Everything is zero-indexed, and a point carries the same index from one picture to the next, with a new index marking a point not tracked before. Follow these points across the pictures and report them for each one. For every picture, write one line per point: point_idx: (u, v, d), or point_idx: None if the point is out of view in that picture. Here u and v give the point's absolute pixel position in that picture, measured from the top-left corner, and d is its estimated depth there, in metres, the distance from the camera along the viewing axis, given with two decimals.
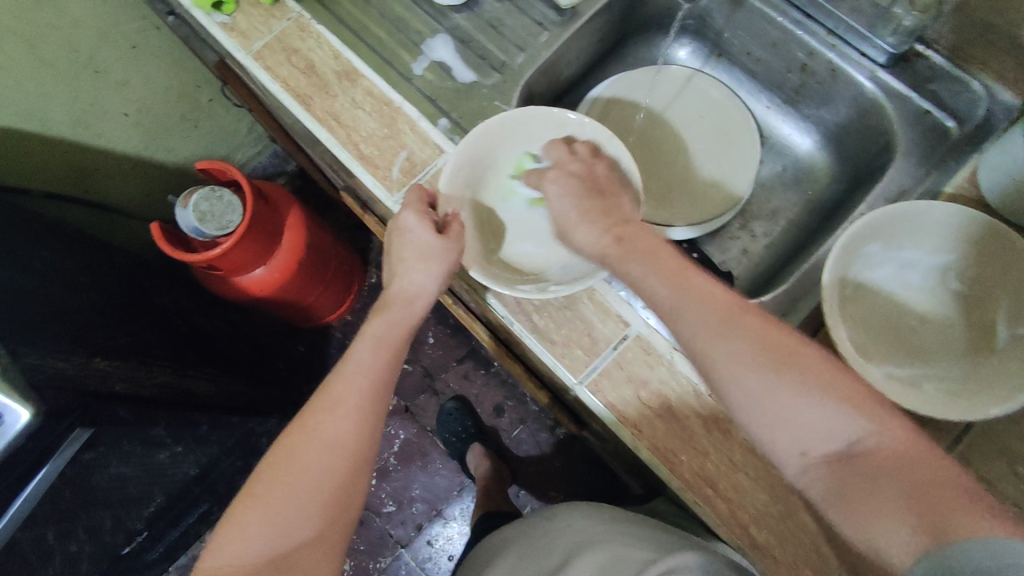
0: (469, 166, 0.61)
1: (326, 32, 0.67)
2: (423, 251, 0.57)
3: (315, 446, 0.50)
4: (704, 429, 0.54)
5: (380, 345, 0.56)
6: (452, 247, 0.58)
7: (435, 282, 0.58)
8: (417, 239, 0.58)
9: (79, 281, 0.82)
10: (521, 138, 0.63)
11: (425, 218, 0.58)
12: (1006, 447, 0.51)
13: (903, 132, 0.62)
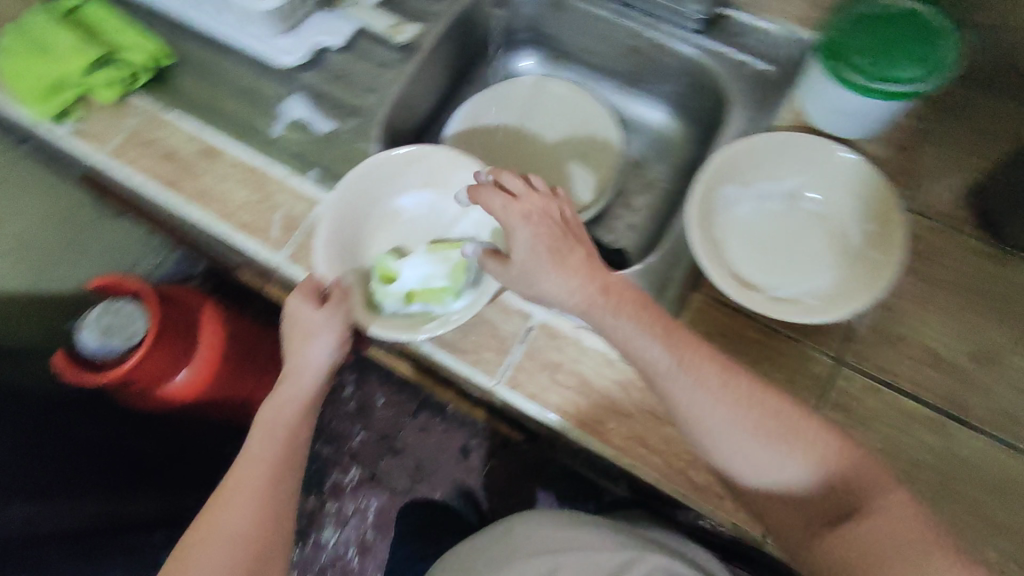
0: (340, 232, 0.60)
1: (179, 119, 0.69)
2: (308, 328, 0.56)
3: (213, 546, 0.51)
4: (623, 393, 0.55)
5: (272, 431, 0.57)
6: (336, 315, 0.56)
7: (324, 357, 0.57)
8: (302, 318, 0.56)
9: None
10: (381, 187, 0.63)
11: (307, 295, 0.56)
12: (893, 334, 0.55)
13: (730, 82, 0.67)
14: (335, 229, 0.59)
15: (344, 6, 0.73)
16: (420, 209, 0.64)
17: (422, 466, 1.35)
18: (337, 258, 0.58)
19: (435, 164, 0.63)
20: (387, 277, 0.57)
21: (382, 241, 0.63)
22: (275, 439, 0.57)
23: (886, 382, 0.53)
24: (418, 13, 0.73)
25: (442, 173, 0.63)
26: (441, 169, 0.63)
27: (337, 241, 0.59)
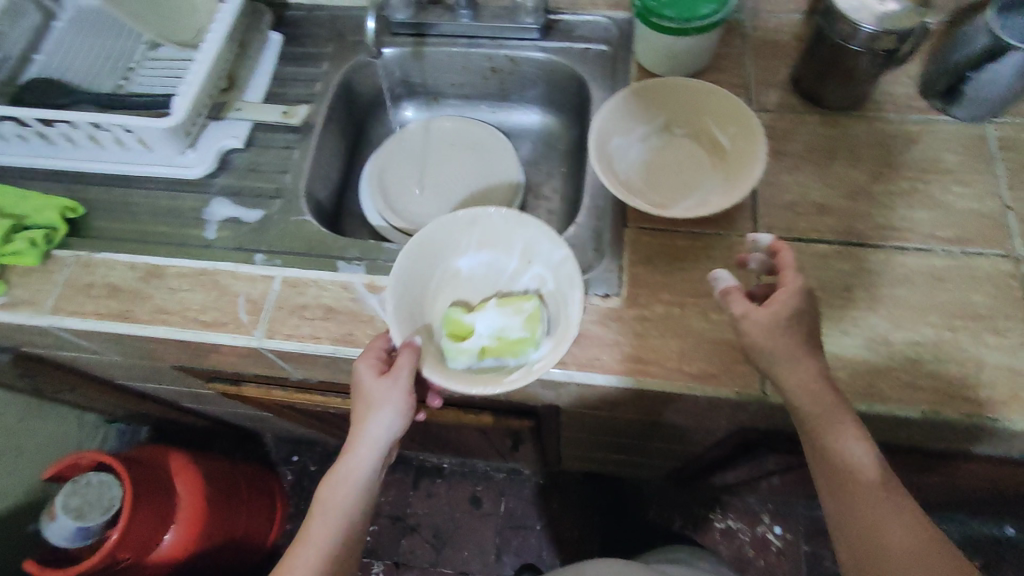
0: (403, 299, 0.60)
1: (110, 254, 0.71)
2: (365, 399, 0.58)
3: None
4: (603, 327, 0.63)
5: (332, 511, 0.57)
6: (400, 385, 0.56)
7: (382, 429, 0.57)
8: (367, 387, 0.57)
9: None
10: (437, 251, 0.63)
11: (371, 364, 0.58)
12: (784, 202, 0.67)
13: (581, 67, 0.80)
14: (399, 297, 0.60)
15: (234, 109, 0.78)
16: (479, 267, 0.66)
17: (441, 531, 1.34)
18: (405, 325, 0.60)
19: (493, 227, 0.64)
20: (460, 335, 0.60)
21: (442, 301, 0.65)
22: (336, 519, 0.57)
23: (795, 237, 0.65)
24: (301, 97, 0.81)
25: (499, 234, 0.64)
26: (500, 230, 0.64)
27: (401, 308, 0.60)
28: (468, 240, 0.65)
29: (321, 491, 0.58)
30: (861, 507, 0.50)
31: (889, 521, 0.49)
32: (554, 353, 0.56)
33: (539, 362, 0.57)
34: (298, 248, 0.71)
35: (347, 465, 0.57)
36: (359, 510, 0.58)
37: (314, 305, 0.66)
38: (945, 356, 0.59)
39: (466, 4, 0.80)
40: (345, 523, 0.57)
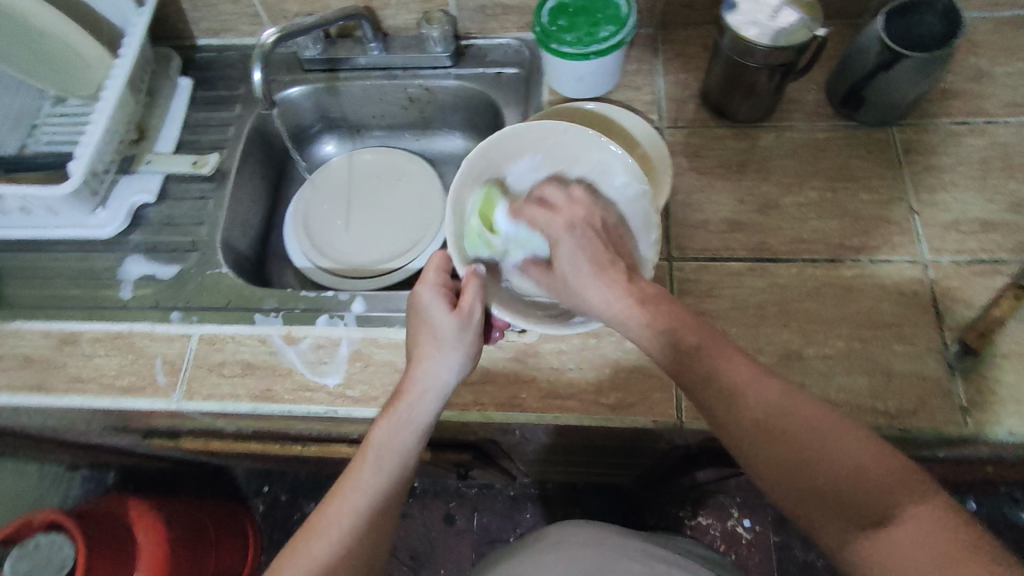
0: (466, 213, 0.63)
1: (23, 323, 0.70)
2: (437, 332, 0.56)
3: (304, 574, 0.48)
4: (520, 364, 0.62)
5: (386, 452, 0.53)
6: (467, 325, 0.57)
7: (452, 371, 0.55)
8: (435, 320, 0.57)
9: None
10: (502, 163, 0.65)
11: (439, 296, 0.58)
12: (696, 221, 0.67)
13: (496, 93, 0.79)
14: (460, 211, 0.62)
15: (143, 162, 0.77)
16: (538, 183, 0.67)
17: (416, 553, 1.34)
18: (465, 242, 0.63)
19: (568, 144, 0.64)
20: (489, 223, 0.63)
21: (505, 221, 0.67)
22: (393, 461, 0.53)
23: (707, 257, 0.65)
24: (214, 143, 0.79)
25: (572, 153, 0.65)
26: (574, 150, 0.64)
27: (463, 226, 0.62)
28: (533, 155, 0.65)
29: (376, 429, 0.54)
30: (721, 388, 0.48)
31: (749, 398, 0.47)
32: None
33: None
34: (216, 302, 0.70)
35: (409, 405, 0.55)
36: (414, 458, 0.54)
37: (232, 362, 0.66)
38: (857, 368, 0.59)
39: (374, 37, 0.79)
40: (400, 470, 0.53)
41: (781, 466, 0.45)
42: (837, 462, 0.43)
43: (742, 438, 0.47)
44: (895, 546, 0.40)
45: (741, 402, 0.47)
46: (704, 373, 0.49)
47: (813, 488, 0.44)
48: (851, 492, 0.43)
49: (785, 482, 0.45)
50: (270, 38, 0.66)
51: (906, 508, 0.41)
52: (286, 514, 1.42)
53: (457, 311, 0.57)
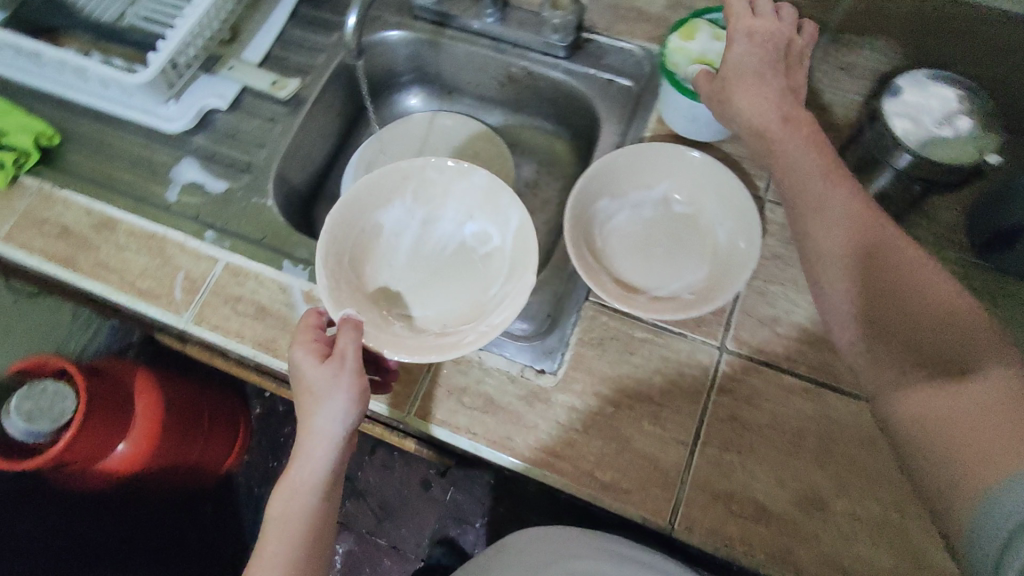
0: (342, 259, 0.62)
1: (73, 194, 0.70)
2: (314, 390, 0.52)
3: None
4: (526, 406, 0.58)
5: (288, 520, 0.51)
6: (347, 365, 0.53)
7: (338, 420, 0.52)
8: (308, 375, 0.53)
9: None
10: (373, 208, 0.65)
11: (313, 350, 0.54)
12: (765, 316, 0.60)
13: (600, 102, 0.72)
14: (339, 263, 0.61)
15: (225, 67, 0.74)
16: (407, 234, 0.68)
17: (386, 505, 1.37)
18: (347, 287, 0.61)
19: (431, 180, 0.66)
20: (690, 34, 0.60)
21: (388, 269, 0.67)
22: (297, 526, 0.51)
23: (763, 360, 0.58)
24: (300, 67, 0.76)
25: (437, 190, 0.67)
26: (436, 186, 0.67)
27: (345, 277, 0.61)
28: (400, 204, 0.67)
29: (273, 502, 0.52)
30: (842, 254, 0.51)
31: (877, 233, 0.50)
32: (514, 309, 0.56)
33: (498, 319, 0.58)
34: (252, 232, 0.68)
35: (302, 462, 0.52)
36: (319, 508, 0.52)
37: (247, 301, 0.64)
38: (882, 541, 0.52)
39: (494, 5, 0.72)
40: (306, 527, 0.51)
41: (877, 309, 0.48)
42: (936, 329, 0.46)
43: (845, 260, 0.50)
44: (955, 396, 0.42)
45: (864, 233, 0.50)
46: (831, 234, 0.51)
47: (905, 324, 0.47)
48: (932, 337, 0.46)
49: (875, 339, 0.48)
50: None
51: (988, 376, 0.42)
52: (279, 424, 1.46)
53: (331, 359, 0.53)
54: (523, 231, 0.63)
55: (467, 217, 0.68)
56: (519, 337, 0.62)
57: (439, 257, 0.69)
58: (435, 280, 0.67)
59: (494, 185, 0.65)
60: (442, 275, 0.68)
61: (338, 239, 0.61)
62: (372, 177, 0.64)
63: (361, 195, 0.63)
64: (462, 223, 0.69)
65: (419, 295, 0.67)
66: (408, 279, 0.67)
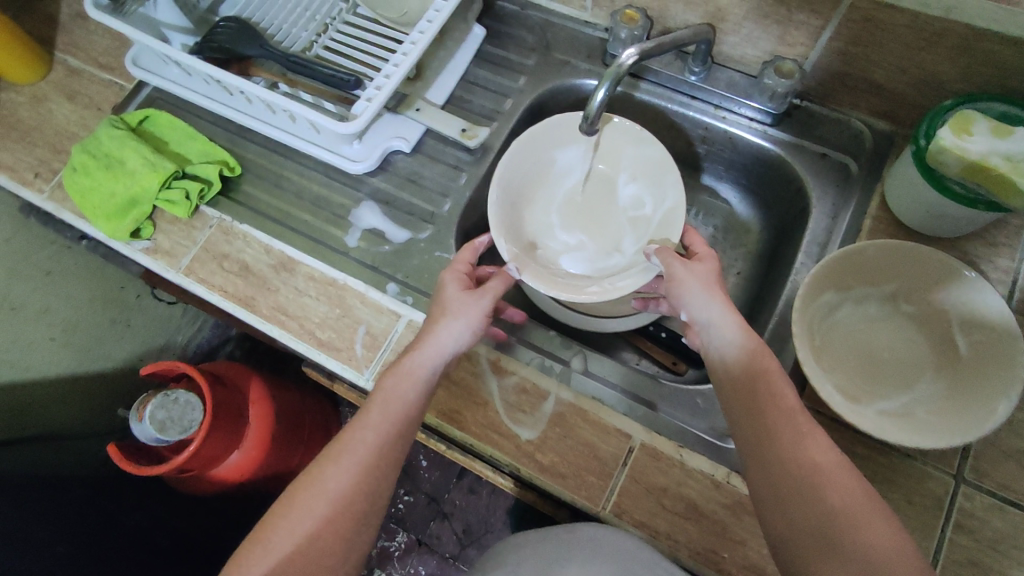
0: (509, 186, 0.64)
1: (252, 229, 0.68)
2: (446, 306, 0.56)
3: (316, 503, 0.48)
4: (734, 517, 0.54)
5: (392, 402, 0.52)
6: (482, 304, 0.57)
7: (455, 338, 0.55)
8: (449, 298, 0.57)
9: (47, 534, 0.85)
10: (550, 148, 0.67)
11: (458, 278, 0.59)
12: (1012, 447, 0.53)
13: (811, 176, 0.67)
14: (500, 197, 0.63)
15: (412, 108, 0.71)
16: (576, 177, 0.70)
17: (470, 531, 1.32)
18: (510, 213, 0.64)
19: (610, 136, 0.66)
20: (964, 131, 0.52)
21: (547, 200, 0.69)
22: (396, 409, 0.52)
23: (1008, 498, 0.52)
24: (484, 112, 0.73)
25: (612, 147, 0.67)
26: (615, 142, 0.67)
27: (502, 211, 0.63)
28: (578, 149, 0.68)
29: (383, 380, 0.52)
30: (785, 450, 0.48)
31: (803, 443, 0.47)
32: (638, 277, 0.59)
33: (621, 284, 0.60)
34: (434, 288, 0.65)
35: (414, 361, 0.54)
36: (418, 409, 0.53)
37: None
38: None
39: (701, 64, 0.68)
40: (401, 416, 0.52)
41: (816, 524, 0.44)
42: (870, 557, 0.42)
43: (787, 465, 0.47)
44: None
45: (787, 448, 0.47)
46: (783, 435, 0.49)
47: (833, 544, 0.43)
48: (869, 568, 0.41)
49: (806, 545, 0.44)
50: (629, 60, 0.51)
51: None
52: None
53: (472, 292, 0.57)
54: (677, 211, 0.63)
55: (630, 179, 0.68)
56: (721, 436, 0.59)
57: (597, 206, 0.70)
58: (584, 228, 0.69)
59: (665, 163, 0.64)
60: (590, 221, 0.69)
61: (513, 168, 0.64)
62: (558, 117, 0.64)
63: (543, 130, 0.65)
64: (621, 183, 0.69)
65: (557, 238, 0.68)
66: (555, 217, 0.69)
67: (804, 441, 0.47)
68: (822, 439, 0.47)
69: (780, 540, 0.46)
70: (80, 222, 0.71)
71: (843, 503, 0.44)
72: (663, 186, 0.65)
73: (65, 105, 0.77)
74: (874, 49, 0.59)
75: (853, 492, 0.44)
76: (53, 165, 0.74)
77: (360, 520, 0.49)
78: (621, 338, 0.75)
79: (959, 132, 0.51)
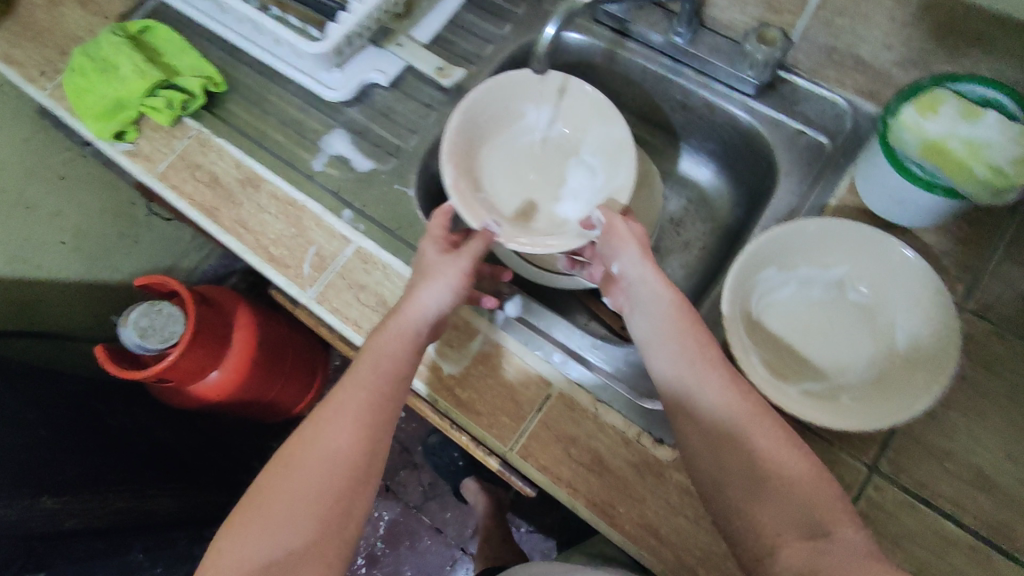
0: (473, 121, 0.65)
1: (227, 144, 0.71)
2: (428, 268, 0.57)
3: (314, 461, 0.48)
4: (637, 475, 0.54)
5: (381, 358, 0.53)
6: (462, 263, 0.57)
7: (442, 295, 0.55)
8: (431, 259, 0.58)
9: (42, 407, 0.89)
10: (522, 100, 0.68)
11: (437, 242, 0.59)
12: (935, 445, 0.52)
13: (783, 155, 0.64)
14: (464, 125, 0.64)
15: (394, 43, 0.72)
16: (538, 137, 0.71)
17: (437, 483, 1.35)
18: (465, 146, 0.65)
19: (583, 106, 0.68)
20: (931, 109, 0.51)
21: (504, 147, 0.70)
22: (387, 365, 0.53)
23: (920, 495, 0.50)
24: (467, 55, 0.73)
25: (581, 118, 0.69)
26: (584, 114, 0.68)
27: (461, 139, 0.64)
28: (548, 110, 0.69)
29: (369, 340, 0.54)
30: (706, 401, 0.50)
31: (710, 384, 0.47)
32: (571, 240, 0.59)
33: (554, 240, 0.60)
34: (387, 220, 0.66)
35: (401, 321, 0.54)
36: (403, 368, 0.53)
37: (371, 291, 0.62)
38: None
39: (687, 24, 0.65)
40: (392, 372, 0.53)
41: (741, 464, 0.44)
42: (795, 489, 0.42)
43: (705, 412, 0.47)
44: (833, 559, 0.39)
45: (700, 390, 0.47)
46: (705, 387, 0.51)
47: (761, 484, 0.43)
48: (797, 503, 0.42)
49: (733, 487, 0.45)
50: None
51: (842, 529, 0.41)
52: None
53: (452, 254, 0.57)
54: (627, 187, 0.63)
55: (588, 154, 0.69)
56: (636, 396, 0.57)
57: (548, 170, 0.71)
58: (530, 185, 0.70)
59: (623, 144, 0.65)
60: (536, 180, 0.70)
61: (482, 103, 0.64)
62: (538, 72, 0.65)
63: (520, 81, 0.66)
64: (582, 156, 0.70)
65: (505, 187, 0.69)
66: (511, 168, 0.70)
67: (708, 385, 0.47)
68: (738, 383, 0.47)
69: (712, 490, 0.46)
70: (73, 120, 0.74)
71: (763, 438, 0.45)
72: (619, 161, 0.65)
73: (76, 10, 0.80)
74: (861, 21, 0.56)
75: (770, 429, 0.45)
76: (57, 65, 0.77)
77: (361, 480, 0.49)
78: (576, 299, 0.74)
79: (922, 110, 0.51)
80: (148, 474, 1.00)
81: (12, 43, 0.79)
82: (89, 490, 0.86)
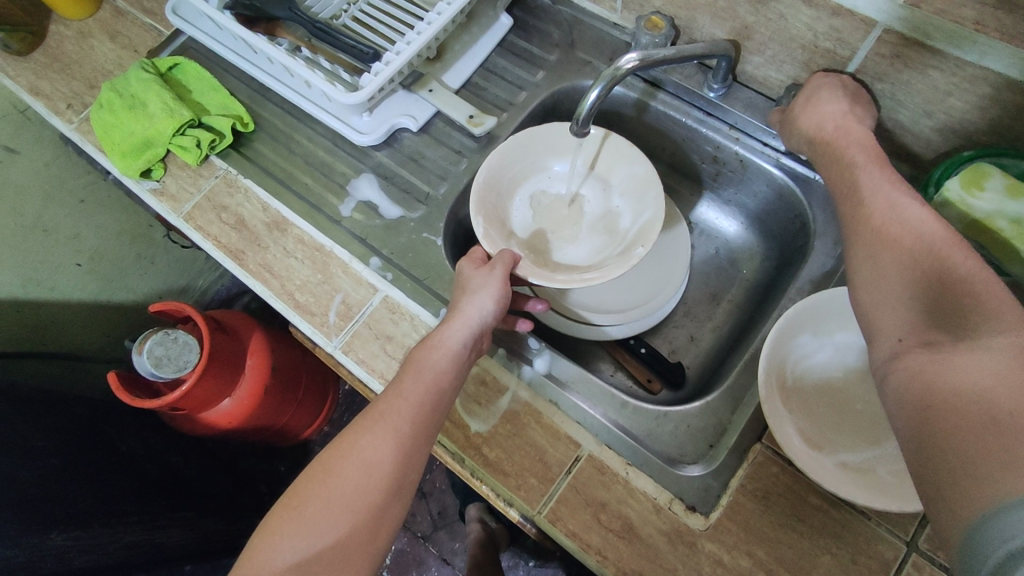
0: (502, 173, 0.67)
1: (253, 186, 0.70)
2: (464, 286, 0.58)
3: (352, 464, 0.48)
4: (668, 545, 0.53)
5: (424, 371, 0.53)
6: (495, 277, 0.58)
7: (478, 310, 0.56)
8: (467, 278, 0.59)
9: (54, 436, 0.88)
10: (551, 152, 0.70)
11: (472, 261, 0.60)
12: None
13: (817, 215, 0.64)
14: (492, 178, 0.66)
15: (425, 88, 0.71)
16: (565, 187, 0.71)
17: (445, 513, 1.33)
18: (496, 201, 0.66)
19: (606, 150, 0.68)
20: (976, 186, 0.52)
21: (536, 201, 0.70)
22: (429, 378, 0.53)
23: None
24: (498, 102, 0.73)
25: (605, 163, 0.69)
26: (607, 158, 0.68)
27: (489, 192, 0.65)
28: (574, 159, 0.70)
29: (412, 352, 0.54)
30: (908, 333, 0.38)
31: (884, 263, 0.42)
32: (599, 274, 0.59)
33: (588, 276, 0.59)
34: (416, 269, 0.66)
35: (441, 335, 0.55)
36: (449, 381, 0.53)
37: (399, 342, 0.62)
38: None
39: (722, 80, 0.66)
40: (432, 382, 0.52)
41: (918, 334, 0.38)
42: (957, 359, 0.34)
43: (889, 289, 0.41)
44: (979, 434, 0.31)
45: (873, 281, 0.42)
46: (896, 315, 0.40)
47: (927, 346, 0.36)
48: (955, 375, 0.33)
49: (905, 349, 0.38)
50: (627, 64, 0.51)
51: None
52: None
53: (484, 270, 0.59)
54: (655, 219, 0.61)
55: (618, 198, 0.68)
56: (667, 461, 0.57)
57: (580, 219, 0.70)
58: (564, 235, 0.70)
59: (649, 182, 0.64)
60: (570, 230, 0.70)
61: (508, 157, 0.67)
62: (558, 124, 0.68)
63: (542, 135, 0.68)
64: (611, 199, 0.69)
65: (539, 239, 0.69)
66: (545, 220, 0.70)
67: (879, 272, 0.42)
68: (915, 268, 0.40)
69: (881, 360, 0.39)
70: (99, 156, 0.74)
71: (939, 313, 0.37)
72: (648, 195, 0.64)
73: (105, 44, 0.80)
74: (902, 88, 0.56)
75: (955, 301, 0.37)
76: (85, 99, 0.77)
77: (393, 495, 0.48)
78: (601, 349, 0.74)
79: (968, 188, 0.52)
80: (157, 504, 0.98)
81: (42, 76, 0.79)
82: (97, 527, 0.85)
